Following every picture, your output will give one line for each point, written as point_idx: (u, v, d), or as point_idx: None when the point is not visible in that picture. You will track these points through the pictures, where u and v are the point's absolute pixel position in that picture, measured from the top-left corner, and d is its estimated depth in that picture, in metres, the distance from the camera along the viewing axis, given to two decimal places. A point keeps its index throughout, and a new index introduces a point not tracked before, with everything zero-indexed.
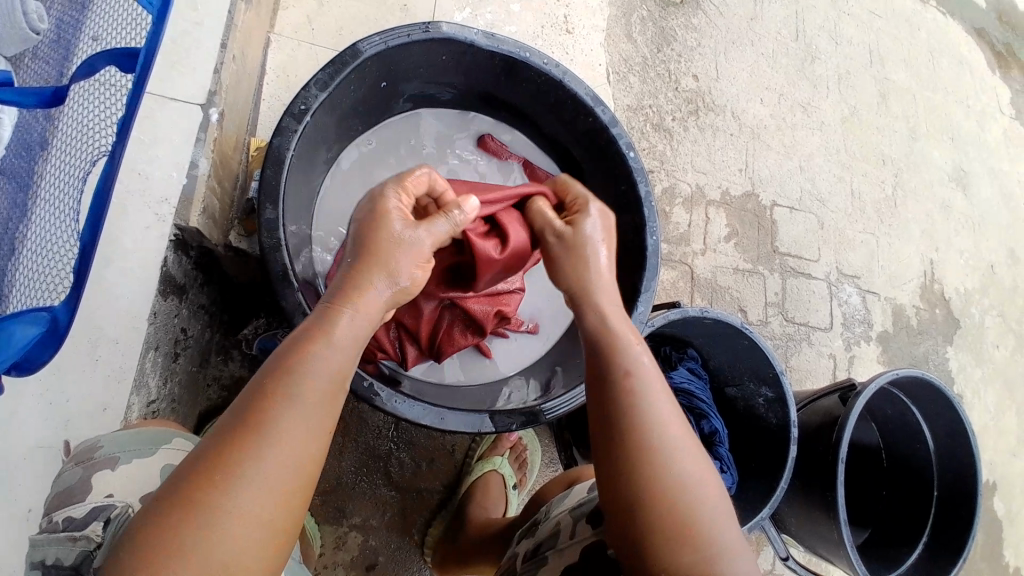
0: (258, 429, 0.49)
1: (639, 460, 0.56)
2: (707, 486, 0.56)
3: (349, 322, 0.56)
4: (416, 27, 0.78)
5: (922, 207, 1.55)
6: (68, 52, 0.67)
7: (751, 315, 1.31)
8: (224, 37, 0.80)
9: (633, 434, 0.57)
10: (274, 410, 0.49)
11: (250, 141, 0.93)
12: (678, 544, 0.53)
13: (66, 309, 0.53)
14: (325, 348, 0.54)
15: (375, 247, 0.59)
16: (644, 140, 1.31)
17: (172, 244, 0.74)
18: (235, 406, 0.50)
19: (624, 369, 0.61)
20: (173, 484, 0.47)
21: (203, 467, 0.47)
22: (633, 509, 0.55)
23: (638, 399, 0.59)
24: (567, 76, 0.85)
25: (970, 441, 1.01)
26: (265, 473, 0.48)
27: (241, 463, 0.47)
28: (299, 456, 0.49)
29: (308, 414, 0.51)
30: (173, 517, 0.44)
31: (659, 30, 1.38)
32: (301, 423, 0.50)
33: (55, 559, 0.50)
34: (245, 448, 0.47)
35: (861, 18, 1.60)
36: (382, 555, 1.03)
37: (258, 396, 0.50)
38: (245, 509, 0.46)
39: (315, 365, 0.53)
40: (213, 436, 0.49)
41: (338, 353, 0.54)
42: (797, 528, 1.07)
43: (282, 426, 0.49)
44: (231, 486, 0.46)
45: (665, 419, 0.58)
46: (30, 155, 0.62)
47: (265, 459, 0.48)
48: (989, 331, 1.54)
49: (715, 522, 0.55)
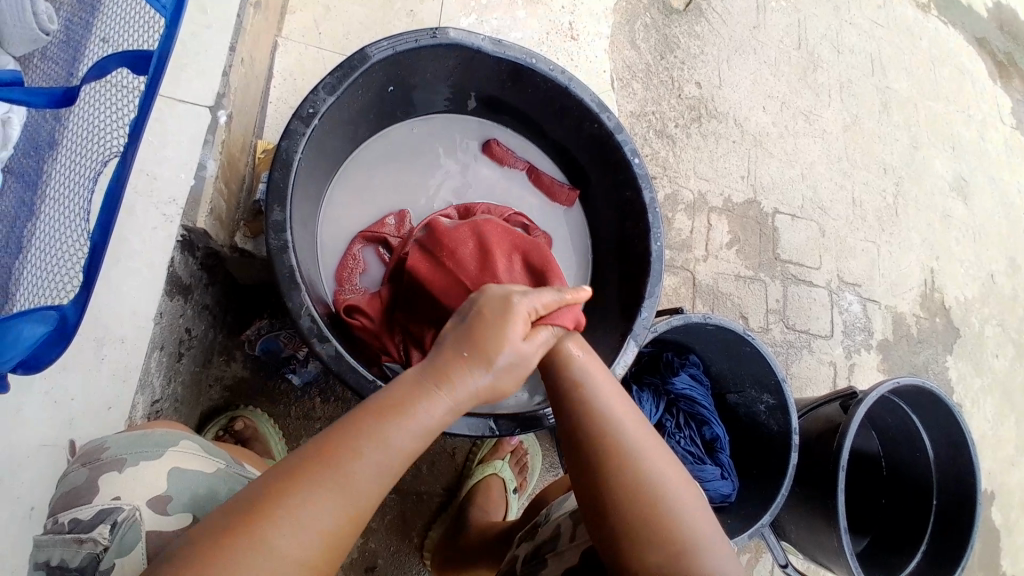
0: (318, 472, 0.48)
1: (613, 465, 0.59)
2: (684, 488, 0.60)
3: (438, 404, 0.53)
4: (424, 32, 0.78)
5: (922, 216, 1.55)
6: (78, 54, 0.68)
7: (752, 322, 1.32)
8: (233, 40, 0.81)
9: (605, 439, 0.60)
10: (337, 464, 0.49)
11: (257, 144, 0.93)
12: (661, 548, 0.56)
13: (74, 309, 0.53)
14: (400, 420, 0.52)
15: (488, 349, 0.55)
16: (647, 147, 1.32)
17: (180, 245, 0.74)
18: (303, 450, 0.50)
19: (582, 376, 0.64)
20: (227, 518, 0.47)
21: (262, 500, 0.47)
22: (611, 514, 0.58)
23: (608, 411, 0.62)
24: (573, 82, 0.85)
25: (970, 450, 1.02)
26: (317, 515, 0.47)
27: (296, 506, 0.47)
28: (354, 507, 0.49)
29: (373, 475, 0.50)
30: (226, 548, 0.45)
31: (663, 37, 1.39)
32: (363, 474, 0.49)
33: (61, 558, 0.52)
34: (301, 489, 0.48)
35: (864, 28, 1.61)
36: (382, 558, 1.03)
37: (326, 448, 0.49)
38: (294, 550, 0.46)
39: (387, 430, 0.51)
40: (276, 473, 0.49)
41: (416, 429, 0.52)
42: (797, 537, 1.07)
43: (345, 477, 0.49)
44: (281, 528, 0.46)
45: (678, 490, 0.59)
46: (38, 154, 0.63)
47: (321, 502, 0.48)
48: (989, 340, 1.55)
49: (694, 524, 0.58)
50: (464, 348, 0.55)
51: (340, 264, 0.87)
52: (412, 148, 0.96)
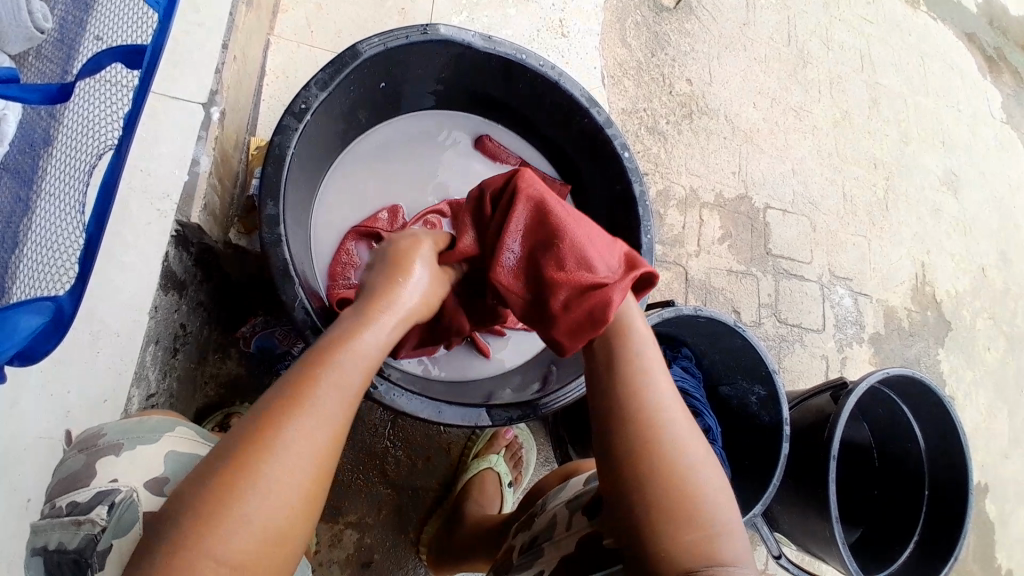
0: (297, 406, 0.49)
1: (646, 445, 0.58)
2: (714, 476, 0.59)
3: (376, 325, 0.58)
4: (415, 28, 0.79)
5: (913, 211, 1.57)
6: (73, 52, 0.69)
7: (744, 316, 1.33)
8: (226, 38, 0.82)
9: (643, 416, 0.60)
10: (313, 395, 0.50)
11: (250, 141, 0.94)
12: (680, 526, 0.55)
13: (70, 300, 0.54)
14: (355, 346, 0.55)
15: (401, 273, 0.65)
16: (638, 143, 1.33)
17: (174, 240, 0.75)
18: (276, 388, 0.51)
19: (637, 347, 0.65)
20: (211, 467, 0.47)
21: (245, 437, 0.48)
22: (637, 494, 0.57)
23: (650, 388, 0.62)
24: (563, 78, 0.86)
25: (960, 439, 1.03)
26: (297, 447, 0.48)
27: (280, 438, 0.48)
28: (330, 432, 0.50)
29: (342, 405, 0.52)
30: (221, 489, 0.45)
31: (654, 35, 1.40)
32: (328, 404, 0.51)
33: (59, 541, 0.53)
34: (282, 429, 0.48)
35: (853, 24, 1.62)
36: (378, 552, 1.04)
37: (303, 382, 0.51)
38: (286, 481, 0.47)
39: (347, 358, 0.54)
40: (254, 412, 0.49)
41: (367, 349, 0.56)
42: (789, 526, 1.08)
43: (315, 410, 0.50)
44: (267, 463, 0.46)
45: (713, 484, 0.58)
46: (34, 152, 0.63)
47: (300, 436, 0.48)
48: (981, 332, 1.56)
49: (720, 511, 0.57)
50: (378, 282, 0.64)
51: (333, 260, 0.88)
52: (404, 143, 0.97)
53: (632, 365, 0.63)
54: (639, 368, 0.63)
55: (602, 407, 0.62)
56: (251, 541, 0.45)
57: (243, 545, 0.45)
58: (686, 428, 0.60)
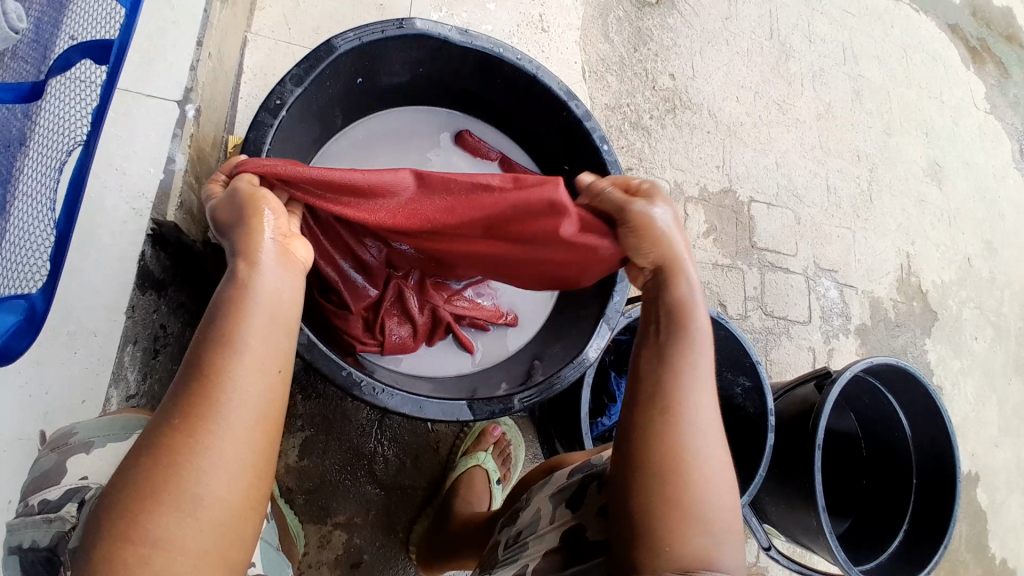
0: (208, 386, 0.46)
1: (673, 437, 0.57)
2: (721, 485, 0.58)
3: (260, 272, 0.52)
4: (390, 23, 0.80)
5: (897, 202, 1.58)
6: (47, 50, 0.67)
7: (730, 309, 1.33)
8: (200, 34, 0.82)
9: (677, 408, 0.59)
10: (223, 369, 0.47)
11: (227, 139, 0.94)
12: (679, 524, 0.55)
13: (42, 297, 0.55)
14: (251, 303, 0.50)
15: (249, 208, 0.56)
16: (622, 138, 1.33)
17: (150, 239, 0.75)
18: (184, 371, 0.48)
19: (694, 340, 0.62)
20: (133, 466, 0.44)
21: (167, 430, 0.45)
22: (645, 482, 0.57)
23: (689, 381, 0.60)
24: (541, 71, 0.87)
25: (946, 427, 1.04)
26: (227, 426, 0.46)
27: (203, 422, 0.45)
28: (256, 400, 0.48)
29: (262, 369, 0.49)
30: (150, 476, 0.43)
31: (636, 30, 1.41)
32: (243, 366, 0.48)
33: (33, 540, 0.52)
34: (207, 406, 0.46)
35: (834, 17, 1.63)
36: (368, 553, 1.04)
37: (206, 359, 0.47)
38: (229, 460, 0.46)
39: (249, 320, 0.49)
40: (167, 404, 0.46)
41: (264, 305, 0.51)
42: (777, 516, 1.08)
43: (231, 383, 0.47)
44: (198, 449, 0.45)
45: (716, 488, 0.58)
46: (8, 151, 0.59)
47: (228, 413, 0.46)
48: (968, 322, 1.57)
49: (722, 522, 0.57)
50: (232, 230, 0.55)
51: None
52: (384, 139, 0.97)
53: (687, 353, 0.62)
54: (688, 356, 0.62)
55: (644, 382, 0.61)
56: (206, 526, 0.44)
57: (198, 533, 0.44)
58: (713, 434, 0.59)
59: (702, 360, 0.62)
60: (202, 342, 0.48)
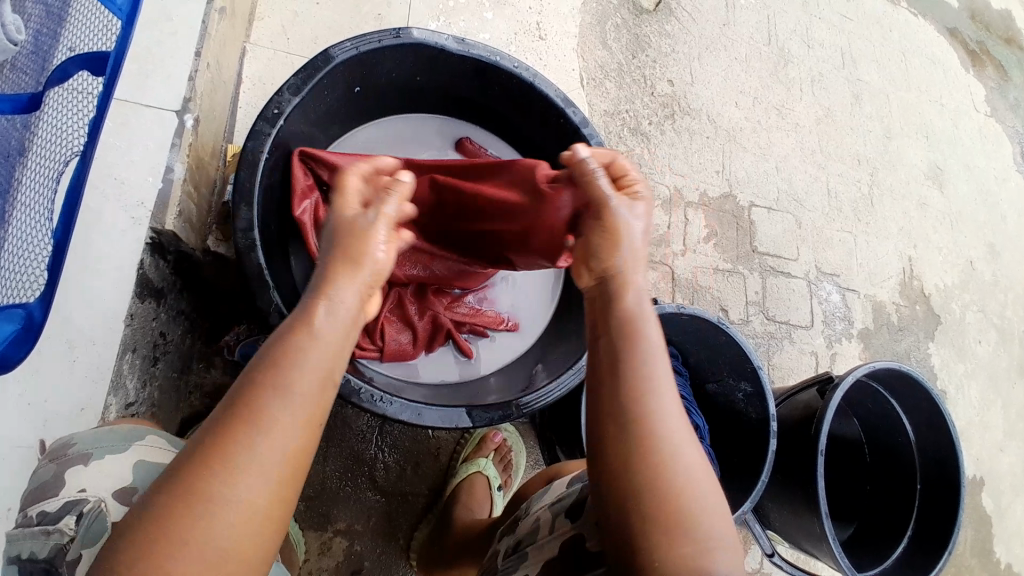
0: (246, 424, 0.48)
1: (644, 449, 0.56)
2: (707, 483, 0.57)
3: (325, 316, 0.53)
4: (387, 32, 0.80)
5: (898, 206, 1.58)
6: (46, 61, 0.68)
7: (731, 314, 1.33)
8: (199, 45, 0.82)
9: (633, 414, 0.57)
10: (263, 410, 0.48)
11: (226, 147, 0.94)
12: (670, 536, 0.54)
13: (40, 306, 0.56)
14: (306, 347, 0.51)
15: (353, 253, 0.56)
16: (621, 144, 1.34)
17: (149, 248, 0.75)
18: (227, 402, 0.49)
19: (643, 351, 0.60)
20: (157, 492, 0.47)
21: (197, 461, 0.47)
22: (629, 501, 0.55)
23: (645, 386, 0.59)
24: (537, 78, 0.87)
25: (949, 432, 1.03)
26: (254, 469, 0.47)
27: (233, 460, 0.47)
28: (287, 449, 0.49)
29: (301, 416, 0.50)
30: (174, 508, 0.45)
31: (634, 36, 1.41)
32: (286, 414, 0.49)
33: (31, 551, 0.53)
34: (239, 443, 0.47)
35: (832, 22, 1.64)
36: (368, 560, 1.03)
37: (249, 394, 0.49)
38: (245, 504, 0.47)
39: (300, 366, 0.50)
40: (204, 433, 0.48)
41: (319, 353, 0.52)
42: (781, 523, 1.08)
43: (266, 426, 0.48)
44: (221, 486, 0.46)
45: (703, 481, 0.57)
46: (8, 162, 0.59)
47: (256, 456, 0.47)
48: (971, 326, 1.56)
49: (713, 517, 0.56)
50: (327, 256, 0.57)
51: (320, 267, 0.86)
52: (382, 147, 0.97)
53: (638, 371, 0.59)
54: (639, 372, 0.59)
55: (602, 404, 0.59)
56: (214, 568, 0.45)
57: (203, 572, 0.45)
58: (679, 436, 0.58)
59: (660, 376, 0.60)
60: (250, 381, 0.50)
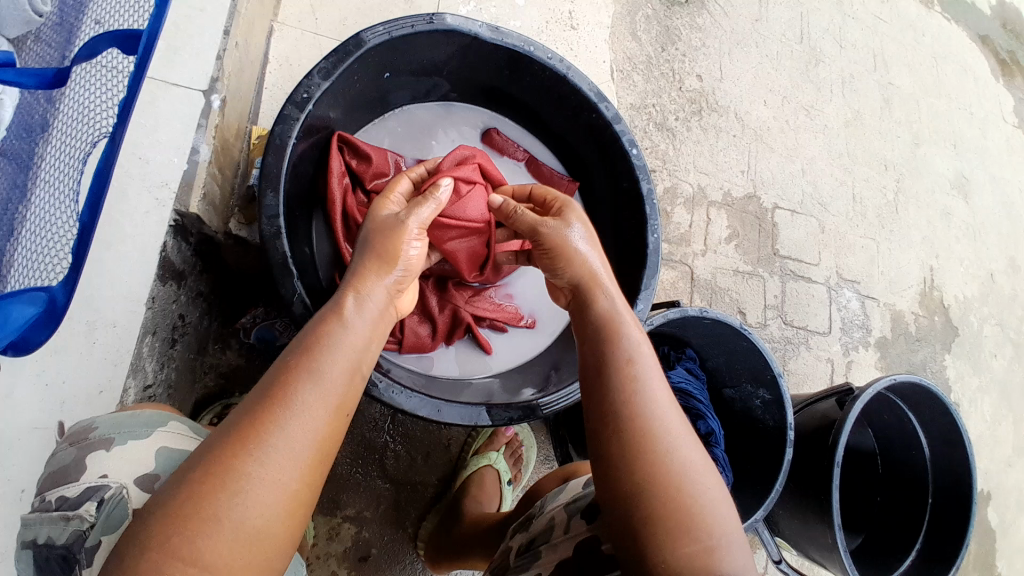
0: (277, 404, 0.49)
1: (644, 444, 0.56)
2: (714, 485, 0.56)
3: (355, 309, 0.58)
4: (421, 17, 0.78)
5: (923, 213, 1.55)
6: (71, 36, 0.66)
7: (749, 317, 1.31)
8: (227, 24, 0.80)
9: (631, 411, 0.57)
10: (294, 391, 0.50)
11: (251, 130, 0.93)
12: (679, 534, 0.52)
13: (63, 290, 0.53)
14: (338, 336, 0.55)
15: (389, 253, 0.63)
16: (647, 139, 1.31)
17: (172, 231, 0.74)
18: (258, 387, 0.51)
19: (629, 351, 0.61)
20: (185, 475, 0.46)
21: (227, 442, 0.47)
22: (632, 497, 0.55)
23: (639, 383, 0.59)
24: (571, 71, 0.84)
25: (966, 449, 1.02)
26: (282, 449, 0.48)
27: (263, 439, 0.47)
28: (315, 430, 0.50)
29: (328, 400, 0.51)
30: (204, 491, 0.45)
31: (664, 29, 1.38)
32: (318, 399, 0.51)
33: (48, 536, 0.53)
34: (270, 422, 0.48)
35: (866, 22, 1.59)
36: (376, 547, 1.03)
37: (281, 378, 0.51)
38: (272, 484, 0.47)
39: (330, 352, 0.53)
40: (233, 417, 0.49)
41: (348, 342, 0.55)
42: (791, 531, 1.07)
43: (297, 407, 0.49)
44: (250, 465, 0.46)
45: (709, 479, 0.56)
46: (32, 137, 0.61)
47: (286, 434, 0.48)
48: (988, 339, 1.54)
49: (719, 510, 0.55)
50: (363, 252, 0.64)
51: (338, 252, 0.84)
52: (408, 135, 0.95)
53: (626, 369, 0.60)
54: (629, 372, 0.59)
55: (597, 400, 0.60)
56: (236, 548, 0.45)
57: (226, 552, 0.44)
58: (674, 433, 0.57)
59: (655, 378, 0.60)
60: (282, 367, 0.52)
